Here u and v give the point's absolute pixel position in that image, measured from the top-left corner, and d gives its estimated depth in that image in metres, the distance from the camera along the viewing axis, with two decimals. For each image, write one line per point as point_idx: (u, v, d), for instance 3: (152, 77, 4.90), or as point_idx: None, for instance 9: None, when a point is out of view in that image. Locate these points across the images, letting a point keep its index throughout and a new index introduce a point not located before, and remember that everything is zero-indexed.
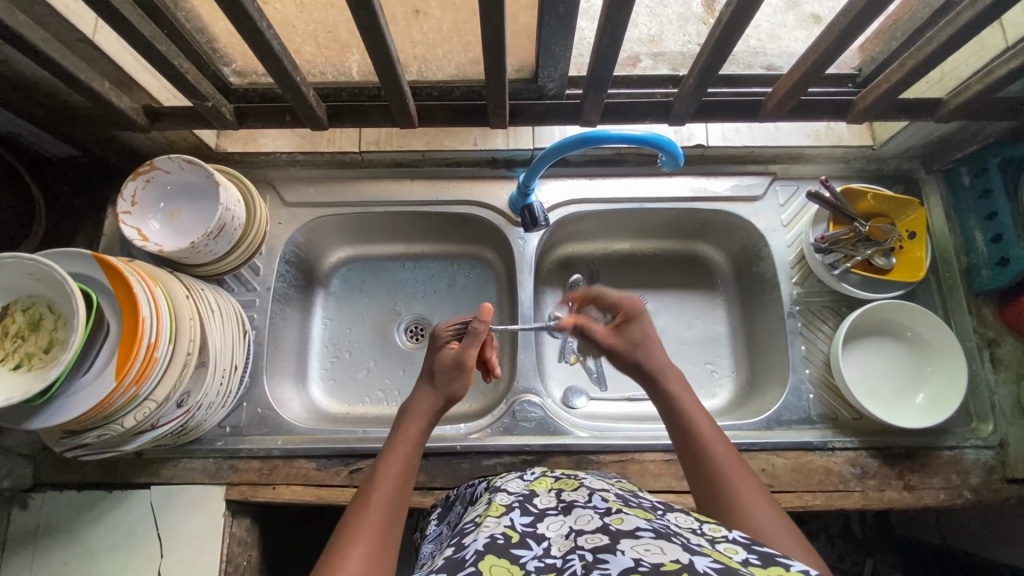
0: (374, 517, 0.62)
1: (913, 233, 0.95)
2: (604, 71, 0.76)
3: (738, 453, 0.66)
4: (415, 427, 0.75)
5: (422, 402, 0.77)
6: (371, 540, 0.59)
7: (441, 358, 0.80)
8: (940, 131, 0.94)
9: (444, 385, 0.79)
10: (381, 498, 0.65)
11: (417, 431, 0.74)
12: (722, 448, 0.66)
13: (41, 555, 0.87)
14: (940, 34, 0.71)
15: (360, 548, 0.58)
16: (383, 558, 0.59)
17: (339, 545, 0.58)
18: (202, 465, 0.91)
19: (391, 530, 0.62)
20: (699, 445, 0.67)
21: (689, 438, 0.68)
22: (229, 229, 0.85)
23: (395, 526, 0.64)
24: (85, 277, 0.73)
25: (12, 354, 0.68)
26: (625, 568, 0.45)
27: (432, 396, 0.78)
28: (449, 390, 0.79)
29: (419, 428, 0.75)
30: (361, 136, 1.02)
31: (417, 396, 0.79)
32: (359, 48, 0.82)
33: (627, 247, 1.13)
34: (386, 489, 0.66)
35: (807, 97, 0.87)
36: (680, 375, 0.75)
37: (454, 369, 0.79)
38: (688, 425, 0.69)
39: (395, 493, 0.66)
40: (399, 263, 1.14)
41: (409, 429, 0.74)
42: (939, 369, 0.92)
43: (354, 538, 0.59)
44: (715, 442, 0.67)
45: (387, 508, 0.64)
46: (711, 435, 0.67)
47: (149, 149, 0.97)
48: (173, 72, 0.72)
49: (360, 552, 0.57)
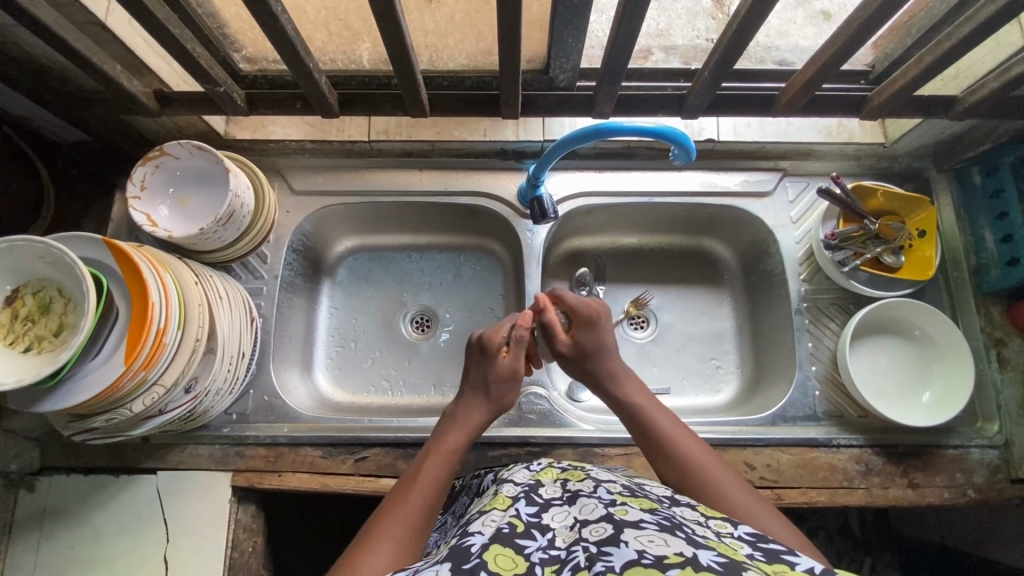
0: (407, 516, 0.63)
1: (923, 232, 0.95)
2: (619, 63, 0.75)
3: (718, 459, 0.68)
4: (463, 431, 0.75)
5: (474, 408, 0.78)
6: (399, 536, 0.60)
7: (497, 369, 0.80)
8: (953, 130, 0.94)
9: (497, 396, 0.79)
10: (417, 498, 0.65)
11: (464, 435, 0.75)
12: (691, 445, 0.69)
13: (47, 538, 0.87)
14: (958, 31, 0.70)
15: (387, 547, 0.59)
16: (407, 552, 0.59)
17: (365, 543, 0.60)
18: (208, 452, 0.91)
19: (421, 528, 0.63)
20: (674, 454, 0.68)
21: (655, 440, 0.71)
22: (238, 216, 0.85)
23: (426, 528, 0.64)
24: (96, 261, 0.73)
25: (22, 336, 0.68)
26: (629, 560, 0.45)
27: (484, 403, 0.79)
28: (503, 399, 0.80)
29: (465, 432, 0.76)
30: (370, 125, 1.02)
31: (467, 403, 0.79)
32: (370, 36, 0.81)
33: (634, 241, 1.13)
34: (424, 488, 0.67)
35: (821, 93, 0.86)
36: (642, 387, 0.78)
37: (509, 380, 0.80)
38: (666, 439, 0.70)
39: (433, 494, 0.66)
40: (406, 253, 1.14)
41: (457, 432, 0.75)
42: (945, 368, 0.92)
43: (381, 537, 0.60)
44: (684, 440, 0.70)
45: (424, 503, 0.65)
46: (679, 435, 0.70)
47: (158, 134, 0.97)
48: (186, 55, 0.72)
49: (387, 549, 0.59)
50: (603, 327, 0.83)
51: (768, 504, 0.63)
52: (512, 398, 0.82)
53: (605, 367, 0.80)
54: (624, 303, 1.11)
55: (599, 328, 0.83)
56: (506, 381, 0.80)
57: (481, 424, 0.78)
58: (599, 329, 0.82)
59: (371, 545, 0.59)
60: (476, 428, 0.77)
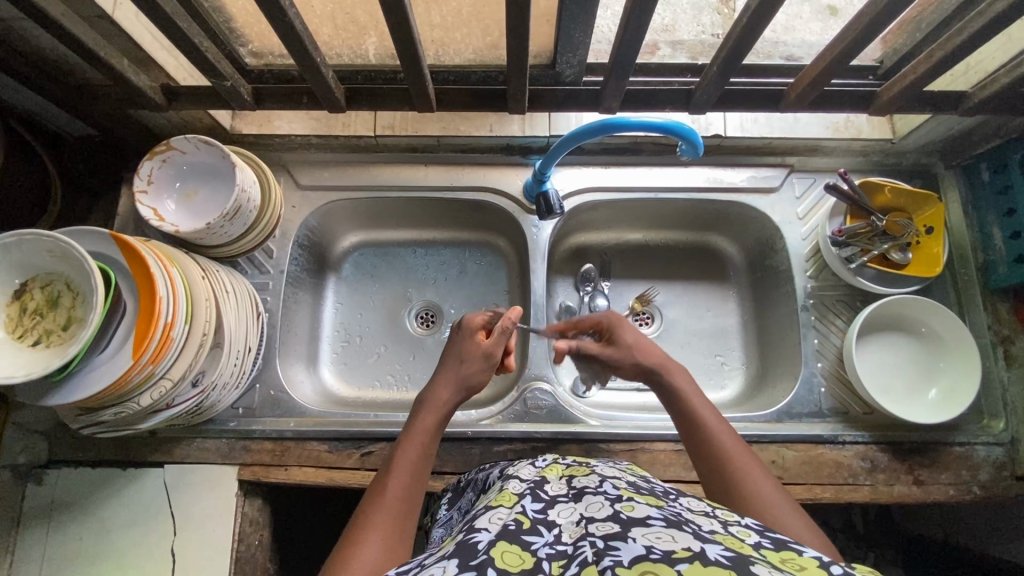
0: (389, 508, 0.63)
1: (930, 228, 0.95)
2: (628, 57, 0.75)
3: (753, 454, 0.66)
4: (431, 413, 0.74)
5: (442, 386, 0.77)
6: (388, 528, 0.61)
7: (469, 349, 0.80)
8: (962, 126, 0.93)
9: (464, 373, 0.78)
10: (394, 487, 0.65)
11: (435, 415, 0.74)
12: (728, 438, 0.68)
13: (55, 530, 0.88)
14: (970, 25, 0.70)
15: (378, 539, 0.59)
16: (397, 541, 0.60)
17: (354, 535, 0.60)
18: (215, 445, 0.91)
19: (407, 517, 0.63)
20: (709, 443, 0.68)
21: (697, 432, 0.69)
22: (245, 211, 0.85)
23: (411, 516, 0.64)
24: (103, 255, 0.73)
25: (31, 330, 0.68)
26: (636, 555, 0.45)
27: (451, 382, 0.78)
28: (472, 377, 0.78)
29: (437, 413, 0.75)
30: (376, 120, 1.02)
31: (436, 382, 0.78)
32: (376, 30, 0.81)
33: (639, 237, 1.13)
34: (402, 477, 0.67)
35: (829, 88, 0.85)
36: (688, 374, 0.76)
37: (478, 360, 0.79)
38: (705, 428, 0.69)
39: (411, 480, 0.67)
40: (411, 248, 1.14)
41: (425, 415, 0.74)
42: (951, 365, 0.92)
43: (371, 529, 0.60)
44: (725, 437, 0.68)
45: (404, 492, 0.65)
46: (716, 425, 0.69)
47: (164, 129, 0.97)
48: (193, 50, 0.72)
49: (376, 541, 0.59)
50: (622, 326, 0.81)
51: (794, 506, 0.61)
52: (484, 377, 0.80)
53: (649, 360, 0.76)
54: (630, 299, 1.11)
55: (627, 327, 0.81)
56: (473, 359, 0.79)
57: (452, 403, 0.77)
58: (629, 327, 0.80)
59: (361, 539, 0.59)
60: (446, 407, 0.76)
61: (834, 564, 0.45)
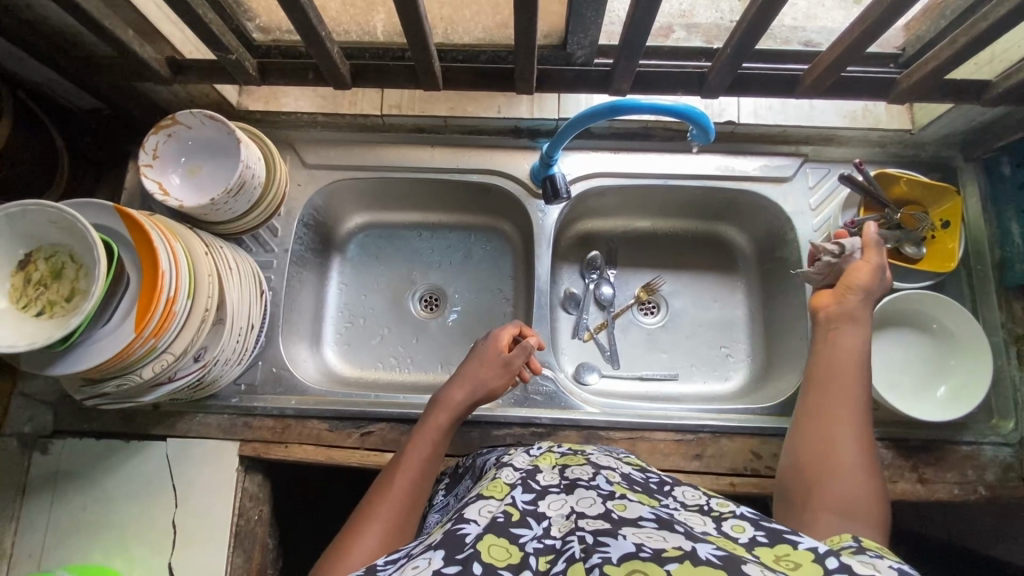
0: (393, 498, 0.63)
1: (947, 223, 0.92)
2: (639, 38, 0.73)
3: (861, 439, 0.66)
4: (443, 413, 0.74)
5: (457, 387, 0.77)
6: (390, 518, 0.61)
7: (488, 355, 0.80)
8: (986, 117, 0.90)
9: (481, 378, 0.78)
10: (401, 480, 0.65)
11: (447, 415, 0.74)
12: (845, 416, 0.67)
13: (59, 499, 0.89)
14: (997, 9, 0.67)
15: (378, 527, 0.60)
16: (397, 532, 0.61)
17: (356, 524, 0.61)
18: (217, 421, 0.92)
19: (412, 511, 0.64)
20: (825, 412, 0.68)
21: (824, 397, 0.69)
22: (249, 187, 0.84)
23: (417, 509, 0.64)
24: (107, 229, 0.73)
25: (35, 300, 0.69)
26: (625, 552, 0.44)
27: (468, 386, 0.77)
28: (489, 384, 0.78)
29: (449, 412, 0.75)
30: (383, 99, 0.99)
31: (451, 383, 0.78)
32: (384, 6, 0.80)
33: (648, 225, 1.12)
34: (410, 471, 0.67)
35: (847, 74, 0.82)
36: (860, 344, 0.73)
37: (497, 370, 0.79)
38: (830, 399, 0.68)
39: (419, 475, 0.67)
40: (416, 231, 1.13)
41: (437, 415, 0.74)
42: (963, 363, 0.90)
43: (373, 517, 0.61)
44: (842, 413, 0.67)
45: (412, 485, 0.65)
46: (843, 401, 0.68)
47: (170, 103, 0.97)
48: (196, 21, 0.71)
49: (377, 531, 0.59)
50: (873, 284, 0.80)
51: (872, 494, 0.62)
52: (499, 388, 0.79)
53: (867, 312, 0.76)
54: (635, 287, 1.10)
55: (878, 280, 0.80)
56: (493, 367, 0.79)
57: (465, 406, 0.77)
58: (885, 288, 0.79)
59: (363, 529, 0.60)
60: (459, 407, 0.75)
61: (830, 554, 0.44)
